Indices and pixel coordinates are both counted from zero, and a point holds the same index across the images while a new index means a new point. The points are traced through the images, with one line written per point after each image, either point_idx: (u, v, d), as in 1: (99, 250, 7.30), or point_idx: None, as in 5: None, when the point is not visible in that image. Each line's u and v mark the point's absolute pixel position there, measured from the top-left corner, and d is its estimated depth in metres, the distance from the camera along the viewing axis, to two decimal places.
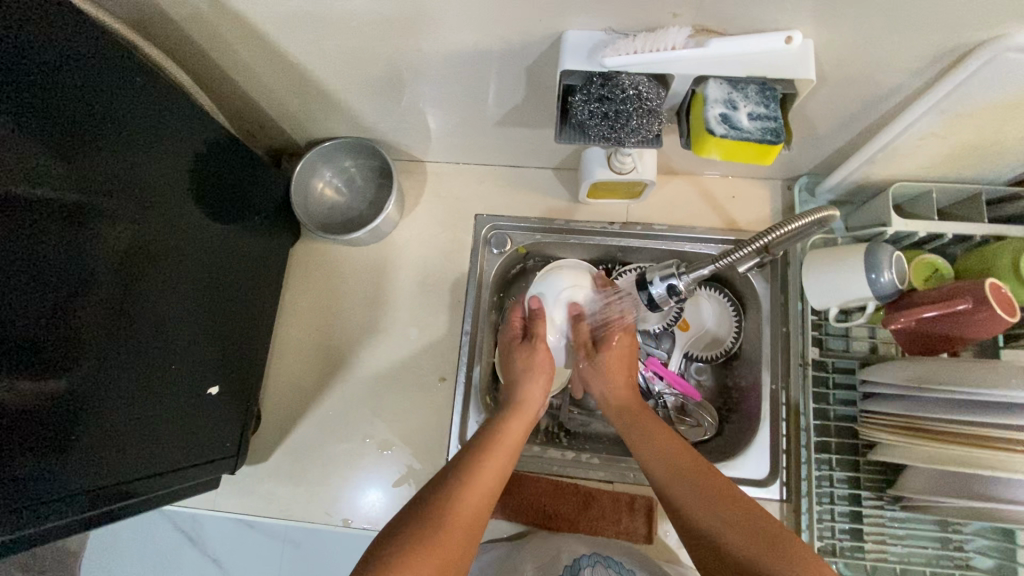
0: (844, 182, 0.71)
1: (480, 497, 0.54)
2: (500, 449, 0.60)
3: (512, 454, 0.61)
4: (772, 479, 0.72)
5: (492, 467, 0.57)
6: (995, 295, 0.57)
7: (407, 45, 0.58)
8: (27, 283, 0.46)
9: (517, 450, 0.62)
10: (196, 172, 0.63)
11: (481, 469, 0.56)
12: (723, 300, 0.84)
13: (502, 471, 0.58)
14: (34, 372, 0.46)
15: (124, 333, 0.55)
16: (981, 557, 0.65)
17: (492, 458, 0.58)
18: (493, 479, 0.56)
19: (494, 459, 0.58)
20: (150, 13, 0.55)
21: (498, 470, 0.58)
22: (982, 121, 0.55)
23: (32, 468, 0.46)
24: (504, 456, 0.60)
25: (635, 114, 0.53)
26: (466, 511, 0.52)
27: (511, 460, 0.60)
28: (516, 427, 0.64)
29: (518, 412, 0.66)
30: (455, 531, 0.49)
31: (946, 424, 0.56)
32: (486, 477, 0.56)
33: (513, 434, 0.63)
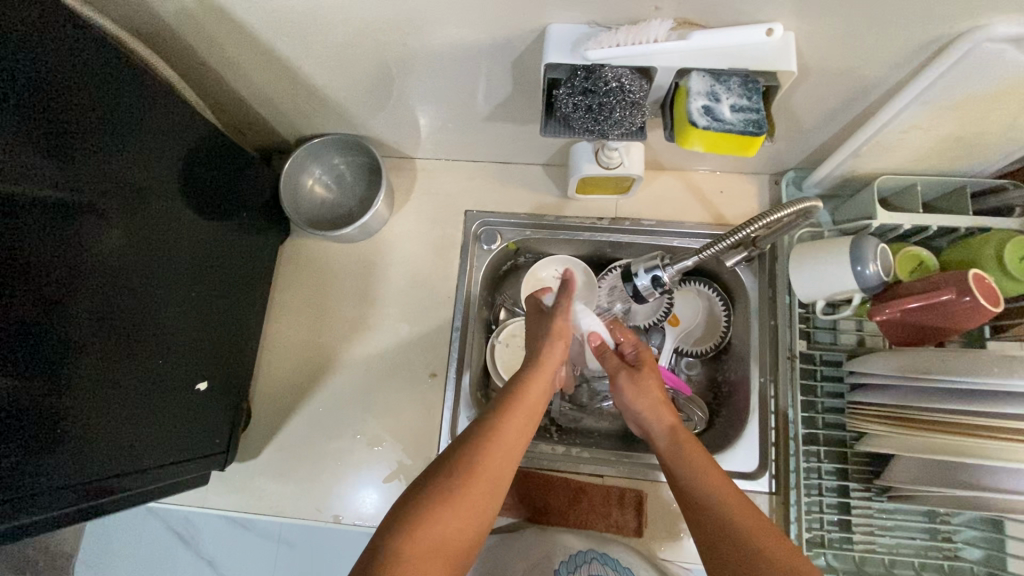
0: (830, 176, 0.72)
1: (488, 476, 0.51)
2: (518, 412, 0.57)
3: (532, 415, 0.58)
4: (762, 472, 0.73)
5: (511, 433, 0.55)
6: (977, 285, 0.57)
7: (394, 41, 0.58)
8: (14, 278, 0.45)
9: (538, 410, 0.60)
10: (185, 168, 0.63)
11: (497, 439, 0.53)
12: (712, 295, 0.85)
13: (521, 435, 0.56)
14: (25, 369, 0.46)
15: (113, 330, 0.55)
16: (969, 548, 0.65)
17: (509, 426, 0.55)
18: (510, 446, 0.54)
19: (512, 423, 0.56)
20: (136, 9, 0.55)
21: (517, 435, 0.55)
22: (965, 113, 0.56)
23: (25, 462, 0.47)
24: (523, 418, 0.57)
25: (618, 107, 0.53)
26: (472, 497, 0.49)
27: (530, 421, 0.58)
28: (536, 391, 0.60)
29: (542, 367, 0.63)
30: (465, 511, 0.48)
31: (930, 414, 0.56)
32: (503, 447, 0.53)
33: (533, 397, 0.60)
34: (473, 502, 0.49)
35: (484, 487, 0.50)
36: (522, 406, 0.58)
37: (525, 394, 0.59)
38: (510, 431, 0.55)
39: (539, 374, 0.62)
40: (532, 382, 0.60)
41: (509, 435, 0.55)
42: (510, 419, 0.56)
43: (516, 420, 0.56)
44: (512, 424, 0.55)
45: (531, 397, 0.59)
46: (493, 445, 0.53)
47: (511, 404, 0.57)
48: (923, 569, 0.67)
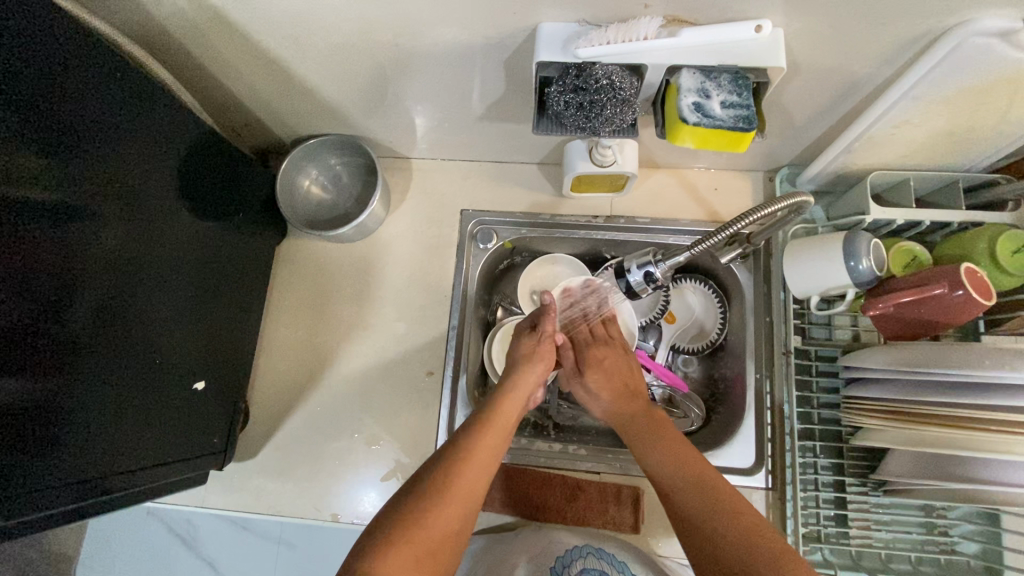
0: (824, 172, 0.72)
1: (468, 486, 0.53)
2: (491, 428, 0.59)
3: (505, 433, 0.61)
4: (758, 468, 0.73)
5: (487, 449, 0.57)
6: (969, 278, 0.58)
7: (386, 41, 0.58)
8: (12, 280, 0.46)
9: (510, 429, 0.62)
10: (181, 168, 0.64)
11: (473, 453, 0.55)
12: (707, 291, 0.85)
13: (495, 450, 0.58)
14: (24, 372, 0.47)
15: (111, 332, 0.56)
16: (966, 542, 0.65)
17: (484, 442, 0.57)
18: (485, 461, 0.56)
19: (487, 440, 0.58)
20: (132, 13, 0.56)
21: (492, 451, 0.57)
22: (955, 108, 0.56)
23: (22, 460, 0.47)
24: (495, 436, 0.59)
25: (609, 103, 0.54)
26: (453, 505, 0.51)
27: (504, 439, 0.60)
28: (507, 412, 0.63)
29: (515, 386, 0.66)
30: (445, 519, 0.49)
31: (924, 407, 0.56)
32: (479, 462, 0.55)
33: (506, 417, 0.62)
34: (452, 511, 0.50)
35: (463, 497, 0.52)
36: (494, 424, 0.60)
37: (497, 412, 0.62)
38: (485, 447, 0.57)
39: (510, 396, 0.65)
40: (504, 402, 0.64)
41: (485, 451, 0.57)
42: (484, 436, 0.58)
43: (489, 437, 0.58)
44: (486, 441, 0.58)
45: (503, 415, 0.62)
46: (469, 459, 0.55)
47: (484, 422, 0.60)
48: (920, 563, 0.67)
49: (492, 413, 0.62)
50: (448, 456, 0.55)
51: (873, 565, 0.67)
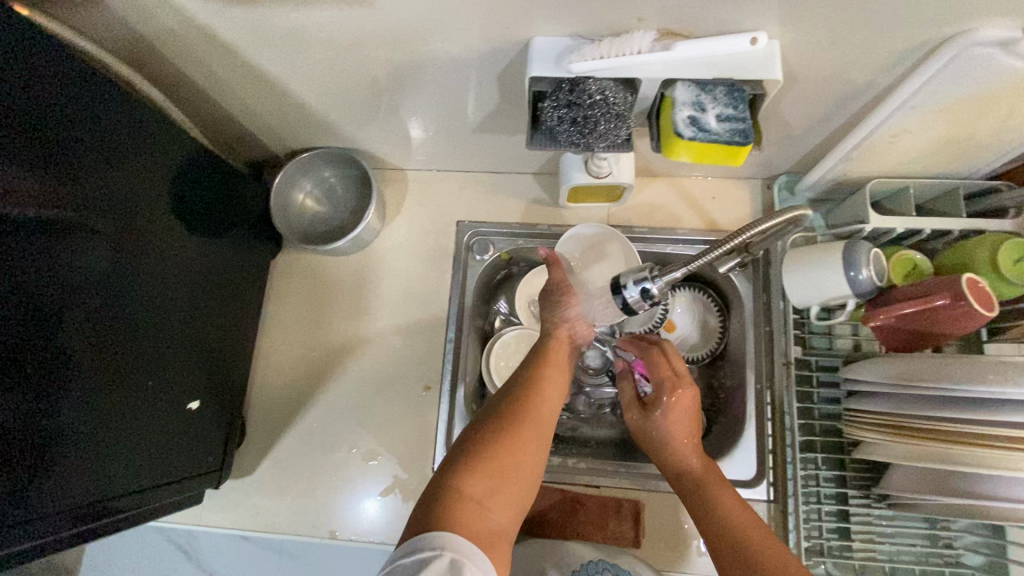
0: (822, 180, 0.71)
1: (543, 417, 0.53)
2: (553, 371, 0.57)
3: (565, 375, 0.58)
4: (759, 481, 0.72)
5: (550, 392, 0.55)
6: (971, 290, 0.57)
7: (378, 55, 0.58)
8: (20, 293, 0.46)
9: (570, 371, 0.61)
10: (174, 187, 0.63)
11: (538, 395, 0.54)
12: (706, 301, 0.85)
13: (559, 389, 0.56)
14: (36, 379, 0.48)
15: (120, 314, 0.57)
16: (971, 554, 0.64)
17: (549, 379, 0.56)
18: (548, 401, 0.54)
19: (548, 383, 0.56)
20: (121, 32, 0.55)
21: (554, 392, 0.55)
22: (956, 116, 0.55)
23: (31, 480, 0.48)
24: (560, 373, 0.58)
25: (603, 119, 0.53)
26: (530, 434, 0.50)
27: (565, 380, 0.58)
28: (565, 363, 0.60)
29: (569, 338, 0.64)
30: (517, 460, 0.48)
31: (923, 421, 0.56)
32: (545, 405, 0.53)
33: (563, 356, 0.61)
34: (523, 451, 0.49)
35: (534, 443, 0.50)
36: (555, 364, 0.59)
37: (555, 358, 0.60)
38: (548, 390, 0.55)
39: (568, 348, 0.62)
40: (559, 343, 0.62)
41: (547, 392, 0.55)
42: (547, 379, 0.56)
43: (551, 380, 0.57)
44: (549, 384, 0.56)
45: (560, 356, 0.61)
46: (534, 403, 0.53)
47: (541, 367, 0.58)
48: None
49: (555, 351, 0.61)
50: (516, 394, 0.54)
51: None
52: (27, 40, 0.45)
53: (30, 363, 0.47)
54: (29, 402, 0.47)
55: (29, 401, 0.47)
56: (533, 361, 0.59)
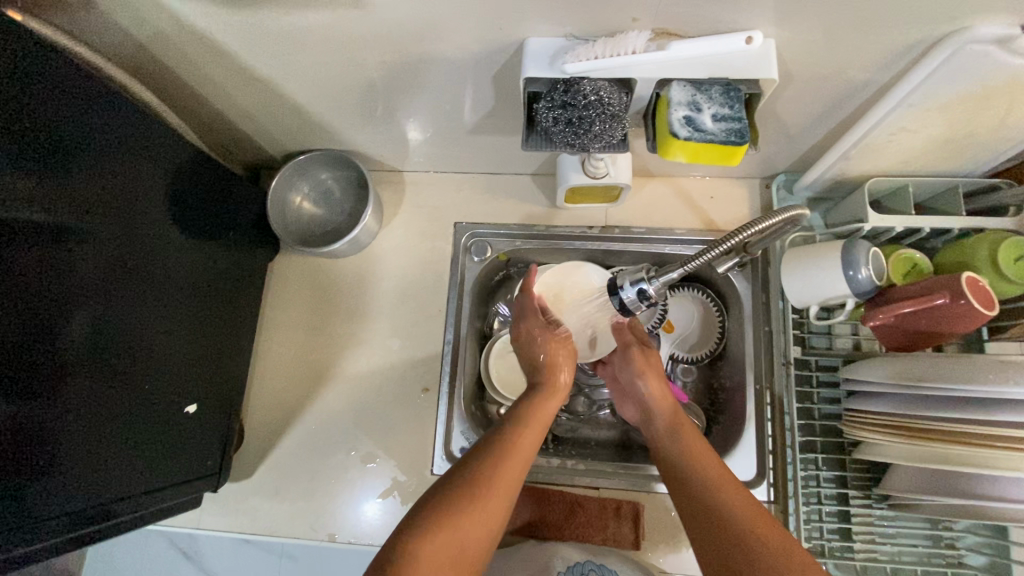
0: (821, 179, 0.71)
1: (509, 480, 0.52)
2: (528, 430, 0.57)
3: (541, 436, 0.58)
4: (760, 481, 0.72)
5: (519, 452, 0.54)
6: (971, 288, 0.56)
7: (372, 56, 0.58)
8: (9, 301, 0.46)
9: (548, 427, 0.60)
10: (170, 190, 0.63)
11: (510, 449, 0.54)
12: (705, 300, 0.85)
13: (531, 451, 0.56)
14: (25, 390, 0.47)
15: (108, 337, 0.56)
16: (974, 555, 0.64)
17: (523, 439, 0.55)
18: (521, 462, 0.54)
19: (522, 443, 0.55)
20: (116, 37, 0.55)
21: (526, 453, 0.55)
22: (954, 114, 0.55)
23: (21, 485, 0.47)
24: (534, 434, 0.57)
25: (598, 119, 0.52)
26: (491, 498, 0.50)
27: (540, 441, 0.57)
28: (544, 419, 0.59)
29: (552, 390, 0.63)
30: (478, 524, 0.48)
31: (926, 421, 0.55)
32: (514, 466, 0.53)
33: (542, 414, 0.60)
34: (480, 522, 0.48)
35: (493, 508, 0.49)
36: (532, 423, 0.58)
37: (532, 415, 0.59)
38: (520, 450, 0.54)
39: (549, 400, 0.62)
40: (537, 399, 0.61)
41: (520, 451, 0.54)
42: (521, 437, 0.56)
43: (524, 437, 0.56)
44: (522, 443, 0.55)
45: (541, 413, 0.60)
46: (503, 464, 0.52)
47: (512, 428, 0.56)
48: None
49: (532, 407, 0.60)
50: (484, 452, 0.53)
51: None
52: (22, 40, 0.45)
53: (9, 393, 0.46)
54: (20, 407, 0.47)
55: (20, 407, 0.47)
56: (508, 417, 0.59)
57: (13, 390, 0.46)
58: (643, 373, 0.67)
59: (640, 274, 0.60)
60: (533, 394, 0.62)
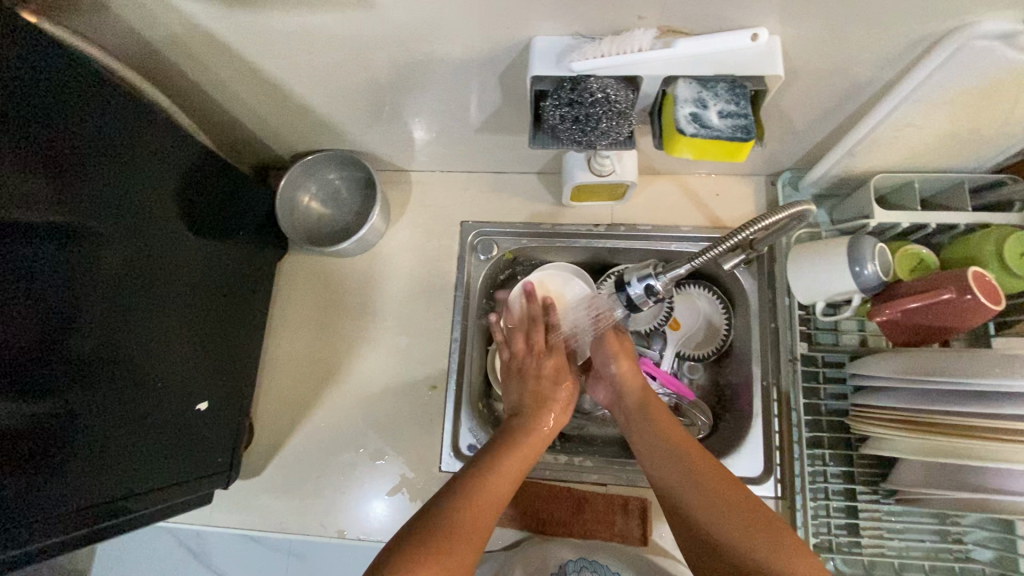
0: (826, 176, 0.71)
1: (489, 506, 0.54)
2: (504, 466, 0.59)
3: (512, 482, 0.59)
4: (767, 477, 0.72)
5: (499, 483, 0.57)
6: (978, 282, 0.57)
7: (380, 56, 0.58)
8: (22, 302, 0.47)
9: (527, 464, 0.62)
10: (181, 189, 0.64)
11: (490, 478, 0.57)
12: (711, 297, 0.85)
13: (507, 487, 0.57)
14: (38, 390, 0.48)
15: (122, 346, 0.57)
16: (980, 550, 0.64)
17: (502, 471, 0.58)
18: (491, 504, 0.54)
19: (492, 486, 0.56)
20: (127, 39, 0.56)
21: (497, 496, 0.56)
22: (958, 110, 0.55)
23: (36, 481, 0.48)
24: (514, 467, 0.60)
25: (605, 116, 0.53)
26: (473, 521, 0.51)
27: (512, 485, 0.58)
28: (515, 461, 0.61)
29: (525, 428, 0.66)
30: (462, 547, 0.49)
31: (934, 415, 0.55)
32: (490, 499, 0.55)
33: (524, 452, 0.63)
34: (464, 545, 0.49)
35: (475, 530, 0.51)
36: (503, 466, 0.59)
37: (509, 450, 0.61)
38: (492, 491, 0.55)
39: (523, 441, 0.63)
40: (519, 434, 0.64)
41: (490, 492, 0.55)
42: (491, 481, 0.56)
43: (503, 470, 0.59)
44: (494, 486, 0.56)
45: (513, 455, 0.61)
46: (476, 504, 0.53)
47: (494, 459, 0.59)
48: (933, 572, 0.65)
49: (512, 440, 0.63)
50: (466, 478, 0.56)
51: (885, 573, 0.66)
52: (35, 43, 0.46)
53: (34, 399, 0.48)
54: (33, 405, 0.48)
55: (32, 405, 0.47)
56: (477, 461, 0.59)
57: (26, 391, 0.47)
58: (616, 359, 0.71)
59: (645, 271, 0.61)
60: (506, 436, 0.64)
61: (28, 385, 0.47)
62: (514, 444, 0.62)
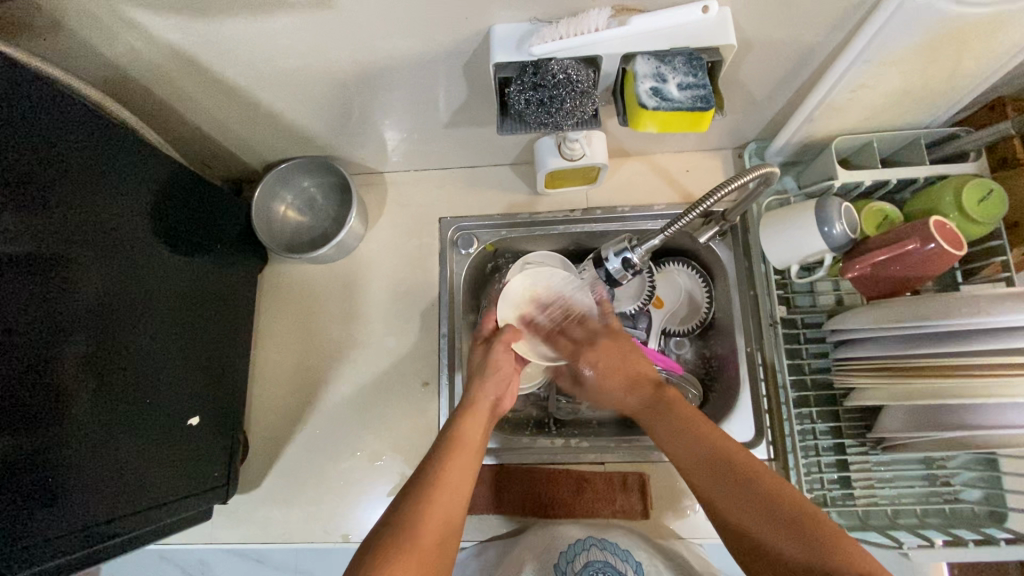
0: (789, 143, 0.73)
1: (449, 494, 0.54)
2: (460, 449, 0.59)
3: (469, 466, 0.58)
4: (759, 441, 0.74)
5: (455, 471, 0.56)
6: (939, 231, 0.59)
7: (343, 58, 0.59)
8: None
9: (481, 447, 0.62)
10: (154, 206, 0.64)
11: (449, 464, 0.57)
12: (691, 273, 0.87)
13: (465, 472, 0.57)
14: (22, 419, 0.47)
15: (107, 365, 0.56)
16: (968, 490, 0.66)
17: (456, 455, 0.58)
18: (451, 496, 0.54)
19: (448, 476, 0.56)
20: (86, 58, 0.56)
21: (455, 482, 0.56)
22: (907, 67, 0.57)
23: (26, 508, 0.47)
24: (468, 453, 0.59)
25: (568, 98, 0.53)
26: (436, 514, 0.52)
27: (469, 466, 0.58)
28: (469, 442, 0.61)
29: (474, 409, 0.65)
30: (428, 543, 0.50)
31: (913, 359, 0.57)
32: (445, 486, 0.55)
33: (475, 432, 0.63)
34: (427, 538, 0.50)
35: (434, 522, 0.51)
36: (456, 450, 0.59)
37: (462, 431, 0.62)
38: (448, 478, 0.55)
39: (472, 418, 0.64)
40: (471, 417, 0.64)
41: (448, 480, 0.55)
42: (445, 468, 0.56)
43: (460, 453, 0.59)
44: (449, 471, 0.56)
45: (465, 440, 0.61)
46: (433, 494, 0.53)
47: (449, 445, 0.59)
48: (926, 516, 0.67)
49: (465, 424, 0.63)
50: (422, 472, 0.56)
51: (880, 522, 0.67)
52: None
53: (18, 422, 0.47)
54: (17, 432, 0.47)
55: (17, 432, 0.47)
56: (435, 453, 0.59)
57: (12, 423, 0.46)
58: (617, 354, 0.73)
59: (624, 239, 0.63)
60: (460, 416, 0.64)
61: (15, 417, 0.47)
62: (465, 424, 0.63)
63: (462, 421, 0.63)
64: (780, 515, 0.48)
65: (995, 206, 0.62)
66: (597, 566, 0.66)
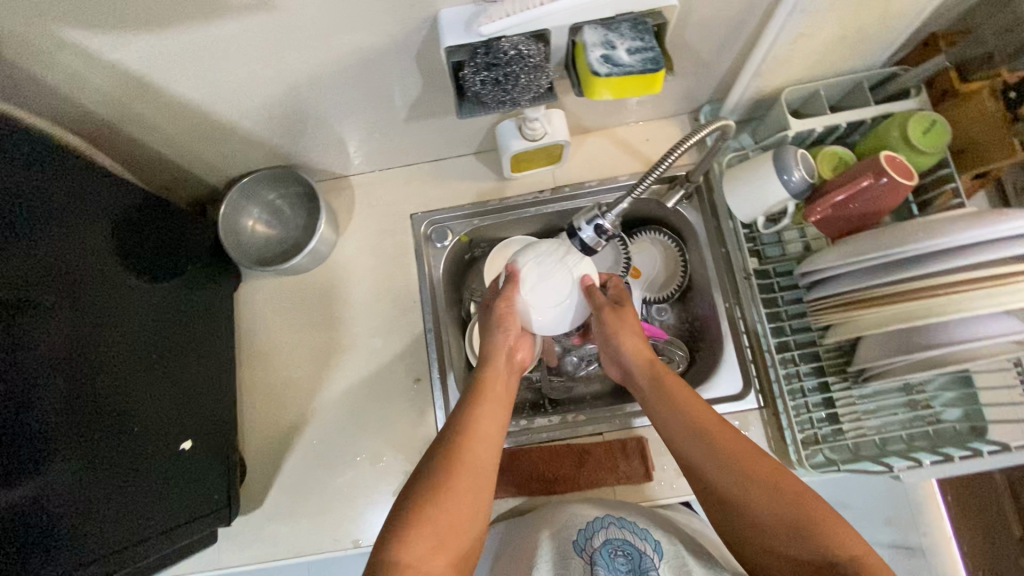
0: (742, 100, 0.75)
1: (481, 448, 0.57)
2: (489, 402, 0.61)
3: (498, 422, 0.60)
4: (748, 391, 0.76)
5: (483, 432, 0.58)
6: (891, 164, 0.62)
7: (293, 59, 0.58)
8: None
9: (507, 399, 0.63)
10: (117, 232, 0.62)
11: (479, 421, 0.58)
12: (664, 239, 0.89)
13: (495, 427, 0.59)
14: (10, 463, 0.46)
15: (88, 397, 0.55)
16: (949, 410, 0.69)
17: (484, 412, 0.59)
18: (485, 445, 0.57)
19: (478, 434, 0.58)
20: (26, 86, 0.54)
21: (486, 441, 0.57)
22: (842, 13, 0.59)
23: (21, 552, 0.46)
24: (496, 405, 0.61)
25: (523, 72, 0.56)
26: (468, 463, 0.55)
27: (499, 419, 0.60)
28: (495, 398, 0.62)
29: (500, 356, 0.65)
30: (460, 500, 0.53)
31: (882, 289, 0.59)
32: (475, 446, 0.56)
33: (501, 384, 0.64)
34: (457, 496, 0.53)
35: (463, 484, 0.54)
36: (484, 400, 0.61)
37: (490, 385, 0.63)
38: (479, 430, 0.58)
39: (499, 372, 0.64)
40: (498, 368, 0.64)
41: (478, 440, 0.57)
42: (477, 424, 0.58)
43: (489, 408, 0.60)
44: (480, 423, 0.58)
45: (491, 392, 0.62)
46: (464, 452, 0.56)
47: (479, 398, 0.61)
48: (913, 441, 0.70)
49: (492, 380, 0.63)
50: (451, 433, 0.57)
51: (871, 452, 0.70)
52: None
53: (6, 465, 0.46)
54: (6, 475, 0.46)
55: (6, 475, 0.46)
56: (454, 429, 0.58)
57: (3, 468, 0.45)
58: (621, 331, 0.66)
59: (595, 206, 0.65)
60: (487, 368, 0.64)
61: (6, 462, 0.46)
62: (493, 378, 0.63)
63: (488, 373, 0.64)
64: (769, 488, 0.53)
65: (939, 136, 0.65)
66: (616, 545, 0.65)
